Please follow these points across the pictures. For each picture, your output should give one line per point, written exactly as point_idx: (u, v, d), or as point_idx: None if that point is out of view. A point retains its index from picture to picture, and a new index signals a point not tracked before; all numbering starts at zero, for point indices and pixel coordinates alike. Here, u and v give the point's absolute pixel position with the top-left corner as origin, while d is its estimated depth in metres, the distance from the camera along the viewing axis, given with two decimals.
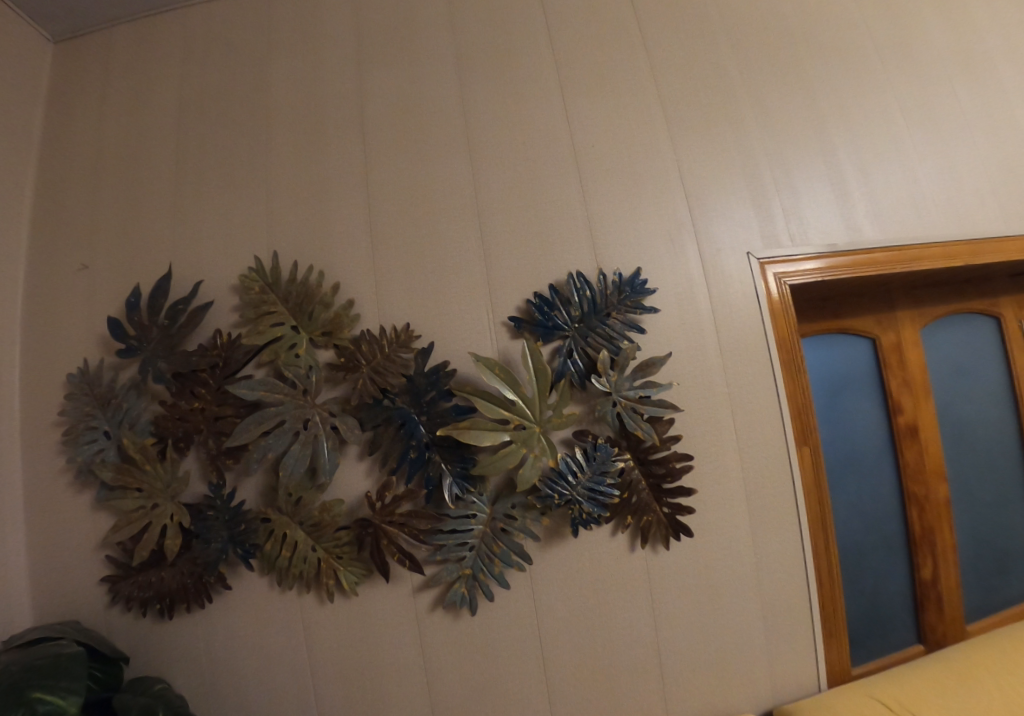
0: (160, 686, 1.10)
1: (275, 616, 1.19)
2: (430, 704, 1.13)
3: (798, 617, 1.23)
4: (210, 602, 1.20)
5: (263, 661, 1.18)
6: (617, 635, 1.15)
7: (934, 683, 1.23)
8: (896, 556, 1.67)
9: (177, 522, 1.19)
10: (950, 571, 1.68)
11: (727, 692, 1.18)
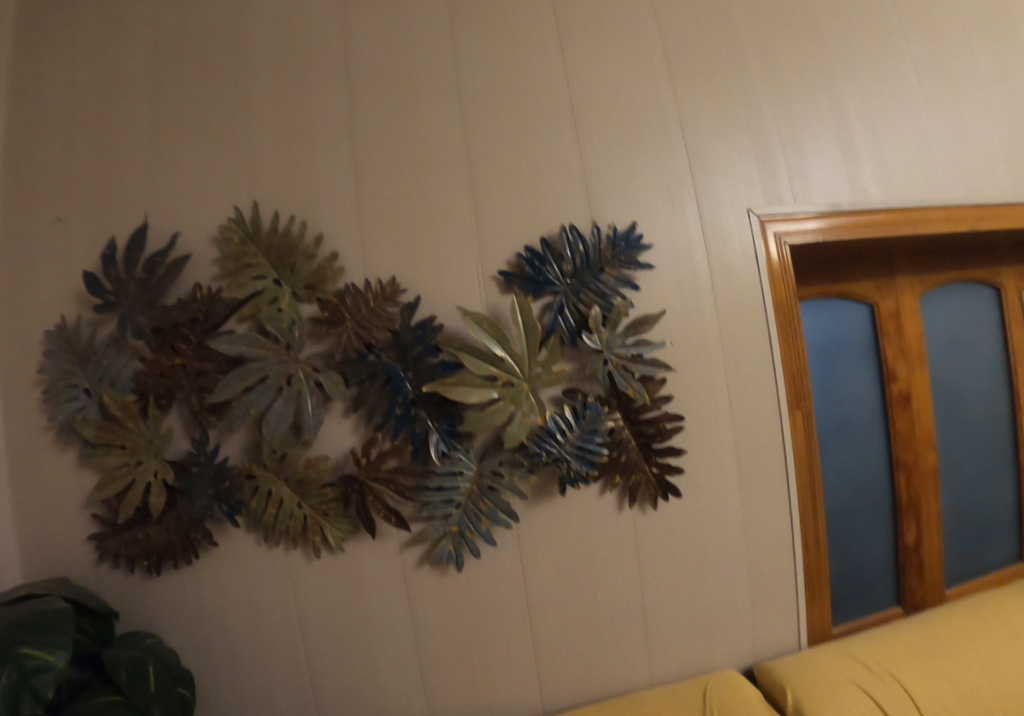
0: (150, 641, 1.11)
1: (263, 573, 1.17)
2: (419, 662, 1.13)
3: (782, 578, 1.24)
4: (198, 559, 1.19)
5: (248, 618, 1.17)
6: (603, 594, 1.15)
7: (904, 641, 1.26)
8: (881, 522, 1.69)
9: (161, 479, 1.16)
10: (932, 537, 1.70)
11: (710, 649, 1.20)
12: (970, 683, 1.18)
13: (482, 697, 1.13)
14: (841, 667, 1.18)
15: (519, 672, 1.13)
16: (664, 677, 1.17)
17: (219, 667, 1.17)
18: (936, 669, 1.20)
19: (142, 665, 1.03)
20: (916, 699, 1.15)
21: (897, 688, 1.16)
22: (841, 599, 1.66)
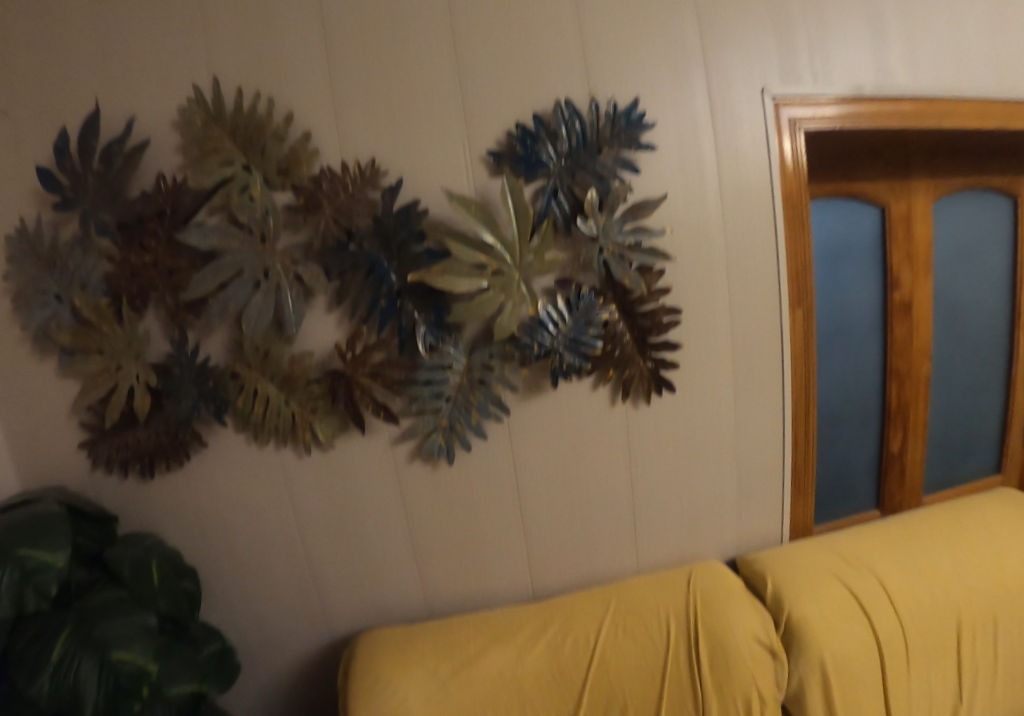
0: (150, 541, 1.10)
1: (252, 471, 1.10)
2: (414, 551, 1.12)
3: (771, 475, 1.25)
4: (189, 460, 1.12)
5: (234, 524, 1.12)
6: (594, 489, 1.16)
7: (880, 538, 1.28)
8: (871, 430, 1.69)
9: (144, 382, 1.07)
10: (916, 445, 1.72)
11: (698, 540, 1.23)
12: (947, 576, 1.21)
13: (476, 585, 1.15)
14: (819, 560, 1.19)
15: (512, 561, 1.15)
16: (652, 566, 1.20)
17: (219, 563, 1.13)
18: (910, 562, 1.23)
19: (141, 564, 1.02)
20: (889, 588, 1.17)
21: (875, 581, 1.17)
22: (825, 501, 1.70)
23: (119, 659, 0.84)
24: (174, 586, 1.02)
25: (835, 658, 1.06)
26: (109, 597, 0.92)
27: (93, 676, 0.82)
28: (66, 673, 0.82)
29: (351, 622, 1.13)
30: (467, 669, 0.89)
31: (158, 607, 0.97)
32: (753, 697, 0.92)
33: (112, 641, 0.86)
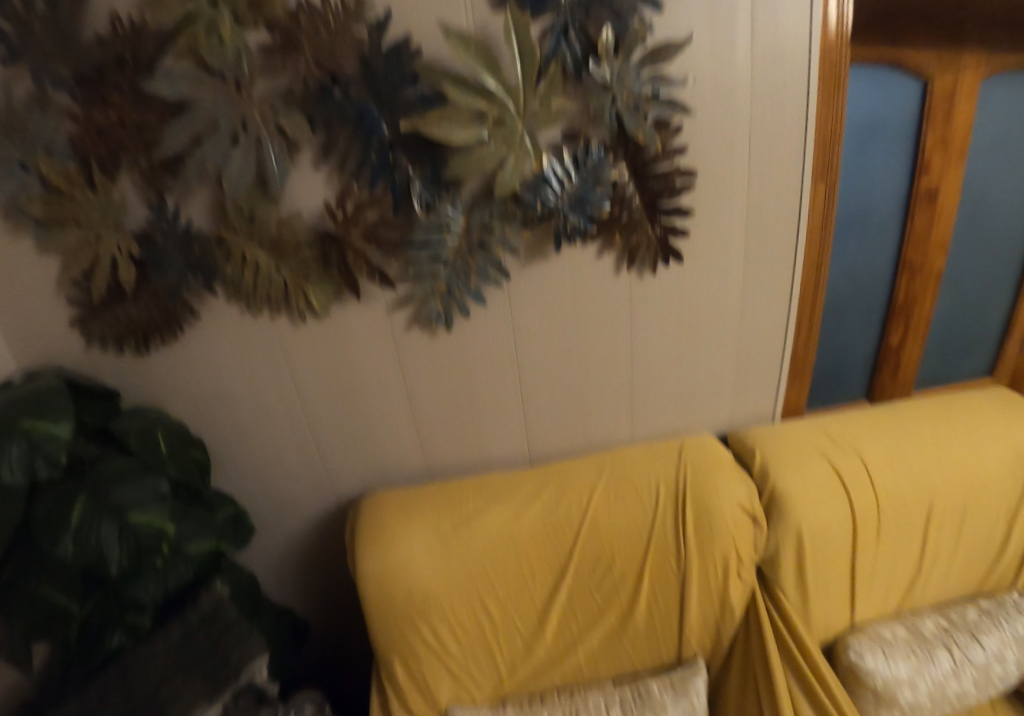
0: (156, 413, 1.06)
1: (252, 341, 1.05)
2: (416, 419, 1.14)
3: (769, 355, 1.24)
4: (184, 335, 1.05)
5: (232, 402, 1.10)
6: (594, 363, 1.15)
7: (873, 420, 1.24)
8: (874, 320, 1.55)
9: (126, 254, 0.97)
10: (917, 338, 1.55)
11: (692, 416, 1.26)
12: (928, 468, 1.15)
13: (478, 452, 1.20)
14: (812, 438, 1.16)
15: (510, 431, 1.19)
16: (644, 436, 1.25)
17: (227, 436, 1.12)
18: (901, 443, 1.18)
19: (147, 433, 0.97)
20: (875, 467, 1.14)
21: (860, 461, 1.13)
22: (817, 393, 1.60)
23: (136, 520, 0.84)
24: (184, 456, 1.02)
25: (812, 531, 0.99)
26: (119, 464, 0.90)
27: (115, 536, 0.83)
28: (88, 534, 0.82)
29: (361, 489, 1.18)
30: (466, 524, 0.92)
31: (171, 475, 0.97)
32: (730, 555, 0.94)
33: (129, 505, 0.85)
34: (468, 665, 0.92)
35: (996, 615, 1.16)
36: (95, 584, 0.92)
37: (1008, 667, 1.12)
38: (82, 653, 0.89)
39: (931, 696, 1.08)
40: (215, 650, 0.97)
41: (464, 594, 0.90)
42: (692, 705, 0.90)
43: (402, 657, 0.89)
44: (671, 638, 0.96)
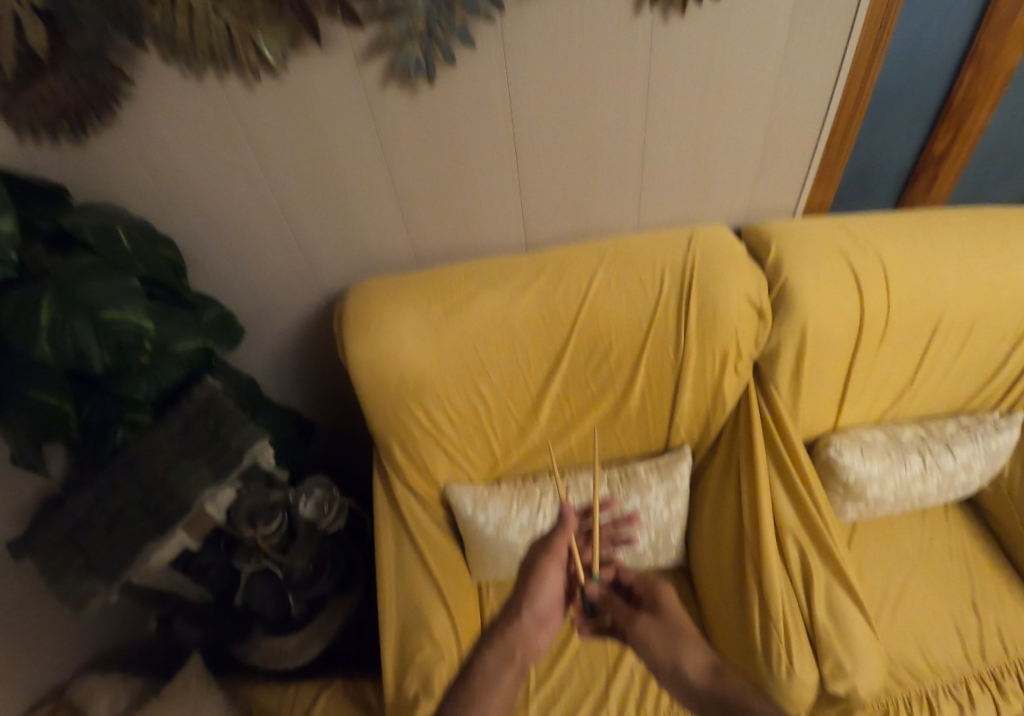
0: (112, 210, 0.90)
1: (205, 115, 0.88)
2: (398, 202, 1.01)
3: (804, 139, 1.04)
4: (125, 112, 0.86)
5: (197, 195, 0.96)
6: (602, 134, 0.96)
7: (907, 223, 1.03)
8: (920, 119, 1.10)
9: (26, 8, 0.71)
10: (968, 144, 1.13)
11: (705, 203, 1.10)
12: (948, 275, 0.98)
13: (465, 236, 1.08)
14: (836, 238, 1.00)
15: (501, 215, 1.06)
16: (649, 226, 1.12)
17: (197, 233, 1.01)
18: (937, 248, 1.00)
19: (105, 227, 0.86)
20: (897, 277, 0.97)
21: (875, 263, 0.97)
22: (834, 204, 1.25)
23: (111, 320, 0.75)
24: (152, 253, 0.91)
25: (816, 328, 0.94)
26: (82, 263, 0.80)
27: (90, 334, 0.74)
28: (61, 334, 0.74)
29: (348, 284, 1.13)
30: (460, 309, 0.90)
31: (140, 273, 0.87)
32: (731, 347, 0.93)
33: (100, 304, 0.76)
34: (463, 447, 0.98)
35: (975, 429, 1.09)
36: (86, 386, 0.85)
37: (973, 476, 1.09)
38: (89, 449, 0.88)
39: (896, 495, 1.06)
40: (216, 436, 0.90)
41: (459, 377, 0.91)
42: (675, 486, 0.99)
43: (398, 438, 0.93)
44: (660, 425, 1.01)
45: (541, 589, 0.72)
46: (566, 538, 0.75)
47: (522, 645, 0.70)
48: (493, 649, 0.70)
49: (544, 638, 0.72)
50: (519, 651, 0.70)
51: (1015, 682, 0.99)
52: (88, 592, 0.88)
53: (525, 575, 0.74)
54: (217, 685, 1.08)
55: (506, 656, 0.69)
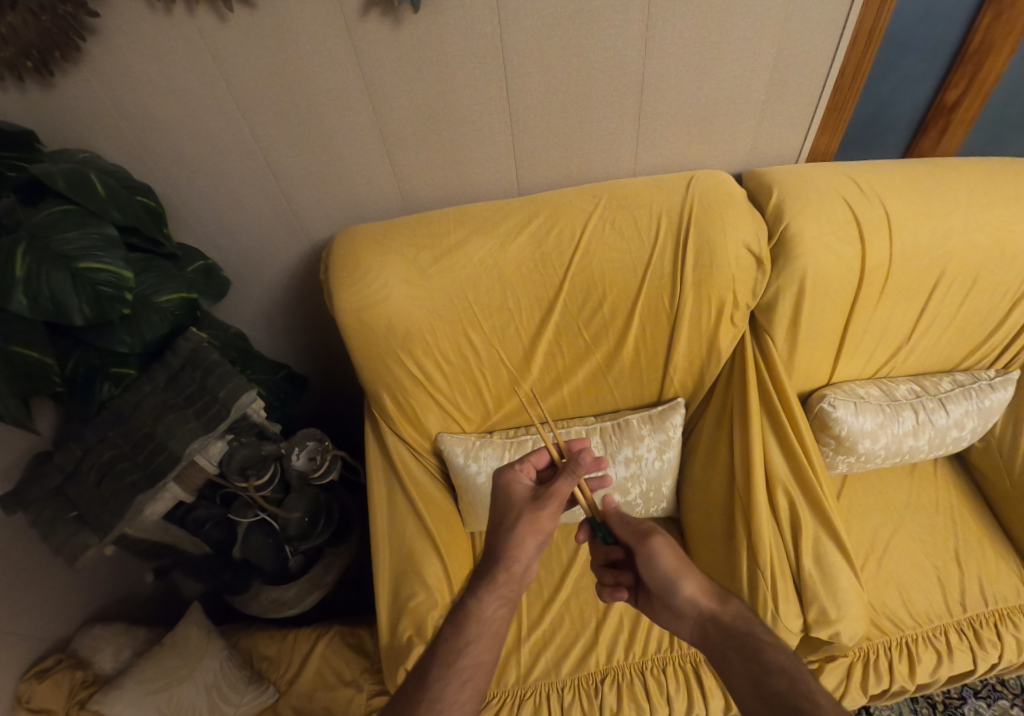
0: (87, 156, 0.86)
1: (177, 49, 0.83)
2: (384, 143, 0.97)
3: (812, 79, 0.98)
4: (93, 46, 0.81)
5: (172, 137, 0.92)
6: (598, 71, 0.91)
7: (918, 171, 0.99)
8: (934, 64, 1.03)
9: None
10: (980, 98, 1.06)
11: (704, 146, 1.06)
12: (955, 225, 0.95)
13: (454, 179, 1.04)
14: (844, 187, 0.95)
15: (493, 157, 1.01)
16: (646, 170, 1.08)
17: (176, 179, 0.98)
18: (946, 200, 0.96)
19: (77, 173, 0.79)
20: (902, 229, 0.94)
21: (879, 210, 0.94)
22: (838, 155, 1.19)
23: (89, 269, 0.74)
24: (128, 199, 0.83)
25: (816, 279, 0.92)
26: (56, 210, 0.77)
27: (67, 284, 0.73)
28: (36, 284, 0.72)
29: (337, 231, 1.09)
30: (448, 256, 0.89)
31: (117, 221, 0.80)
32: (727, 298, 0.91)
33: (77, 255, 0.75)
34: (456, 398, 0.98)
35: (970, 388, 1.08)
36: (66, 341, 0.85)
37: (965, 432, 1.08)
38: (75, 405, 0.86)
39: (886, 449, 1.06)
40: (203, 388, 0.89)
41: (448, 325, 0.91)
42: (668, 436, 0.99)
43: (390, 390, 0.95)
44: (654, 378, 1.01)
45: (542, 527, 0.71)
46: (571, 483, 0.72)
47: (516, 581, 0.72)
48: (486, 588, 0.71)
49: (535, 567, 0.75)
50: (515, 585, 0.72)
51: (989, 629, 1.03)
52: (81, 546, 0.82)
53: (520, 512, 0.72)
54: (217, 633, 1.09)
55: (500, 593, 0.71)
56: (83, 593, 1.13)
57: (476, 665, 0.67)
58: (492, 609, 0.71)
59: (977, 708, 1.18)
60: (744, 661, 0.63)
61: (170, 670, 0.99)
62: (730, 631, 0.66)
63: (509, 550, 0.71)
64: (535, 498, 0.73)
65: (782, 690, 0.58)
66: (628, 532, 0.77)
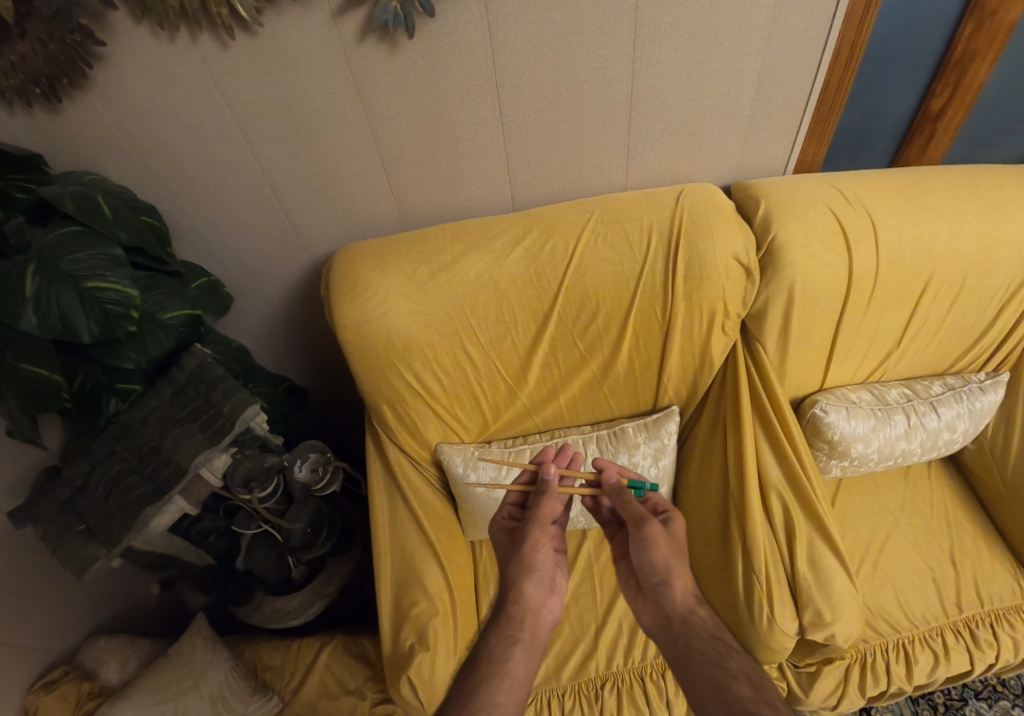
0: (92, 178, 0.89)
1: (180, 74, 0.86)
2: (381, 159, 0.99)
3: (797, 95, 1.01)
4: (98, 73, 0.84)
5: (174, 157, 0.94)
6: (588, 90, 0.94)
7: (904, 180, 1.01)
8: (916, 75, 1.06)
9: None
10: (963, 106, 1.09)
11: (694, 159, 1.09)
12: (940, 232, 0.98)
13: (451, 195, 1.06)
14: (831, 198, 0.98)
15: (489, 172, 1.04)
16: (638, 185, 1.11)
17: (179, 200, 1.00)
18: (930, 206, 0.98)
19: (85, 196, 0.81)
20: (887, 237, 0.97)
21: (865, 220, 0.96)
22: (826, 165, 1.21)
23: (97, 288, 0.76)
24: (133, 220, 0.86)
25: (804, 287, 0.94)
26: (64, 232, 0.79)
27: (75, 304, 0.75)
28: (46, 304, 0.74)
29: (337, 246, 1.12)
30: (444, 271, 0.91)
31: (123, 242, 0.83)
32: (717, 307, 0.93)
33: (84, 274, 0.77)
34: (454, 409, 1.00)
35: (960, 391, 1.10)
36: (74, 357, 0.87)
37: (957, 435, 1.10)
38: (83, 421, 0.88)
39: (879, 453, 1.08)
40: (208, 403, 0.91)
41: (446, 337, 0.93)
42: (663, 443, 1.01)
43: (390, 402, 0.97)
44: (649, 387, 1.03)
45: (535, 557, 0.75)
46: (552, 502, 0.77)
47: (530, 620, 0.71)
48: (498, 631, 0.70)
49: (552, 604, 0.74)
50: (529, 626, 0.70)
51: (986, 629, 1.05)
52: (88, 558, 0.84)
53: (512, 550, 0.77)
54: (221, 643, 1.11)
55: (511, 633, 0.69)
56: (90, 606, 1.14)
57: (494, 706, 0.60)
58: (507, 652, 0.67)
59: (978, 709, 1.18)
60: (708, 666, 0.63)
61: (176, 680, 1.00)
62: (697, 635, 0.67)
63: (513, 589, 0.73)
64: (522, 531, 0.77)
65: (744, 695, 0.58)
66: (625, 512, 0.76)
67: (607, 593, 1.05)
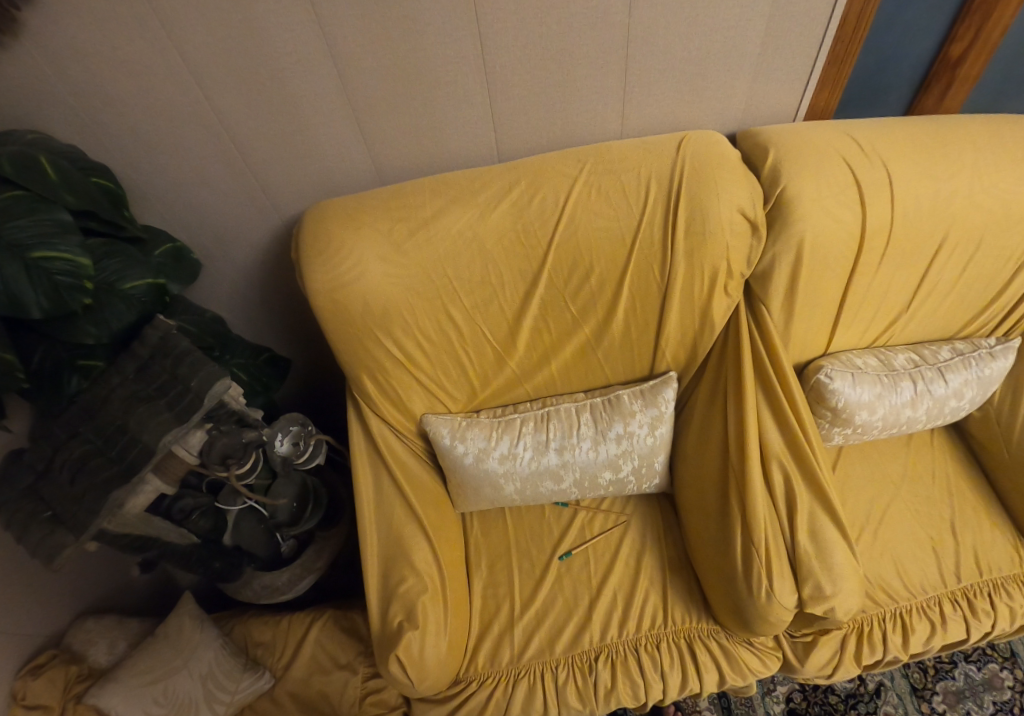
0: (32, 136, 0.80)
1: (119, 15, 0.76)
2: (352, 107, 0.90)
3: (811, 33, 0.92)
4: (26, 13, 0.73)
5: (124, 109, 0.85)
6: (578, 29, 0.85)
7: (922, 129, 0.93)
8: (941, 13, 0.96)
9: None
10: (988, 50, 0.99)
11: (697, 104, 1.00)
12: (960, 186, 0.90)
13: (431, 147, 0.99)
14: (842, 147, 0.90)
15: (471, 122, 0.96)
16: (633, 133, 1.03)
17: (135, 158, 0.92)
18: (950, 160, 0.91)
19: (24, 155, 0.73)
20: (902, 192, 0.89)
21: (880, 173, 0.89)
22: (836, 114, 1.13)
23: (44, 256, 0.69)
24: (83, 182, 0.78)
25: (812, 247, 0.87)
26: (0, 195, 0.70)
27: (21, 274, 0.67)
28: None
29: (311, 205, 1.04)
30: (425, 230, 0.84)
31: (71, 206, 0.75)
32: (720, 267, 0.87)
33: (28, 243, 0.69)
34: (440, 379, 0.96)
35: (970, 356, 1.05)
36: (28, 334, 0.81)
37: (963, 402, 1.06)
38: (43, 400, 0.84)
39: (883, 421, 1.03)
40: (175, 377, 0.85)
41: (429, 304, 0.87)
42: (660, 411, 0.97)
43: (370, 373, 0.91)
44: (645, 352, 0.98)
45: None
46: None
47: None
48: None
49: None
50: None
51: (983, 599, 1.03)
52: (57, 545, 0.80)
53: None
54: (209, 621, 1.09)
55: None
56: (74, 588, 1.12)
57: None
58: None
59: (967, 671, 1.19)
60: None
61: (163, 662, 0.97)
62: None
63: None
64: None
65: None
66: None
67: (600, 567, 1.02)
